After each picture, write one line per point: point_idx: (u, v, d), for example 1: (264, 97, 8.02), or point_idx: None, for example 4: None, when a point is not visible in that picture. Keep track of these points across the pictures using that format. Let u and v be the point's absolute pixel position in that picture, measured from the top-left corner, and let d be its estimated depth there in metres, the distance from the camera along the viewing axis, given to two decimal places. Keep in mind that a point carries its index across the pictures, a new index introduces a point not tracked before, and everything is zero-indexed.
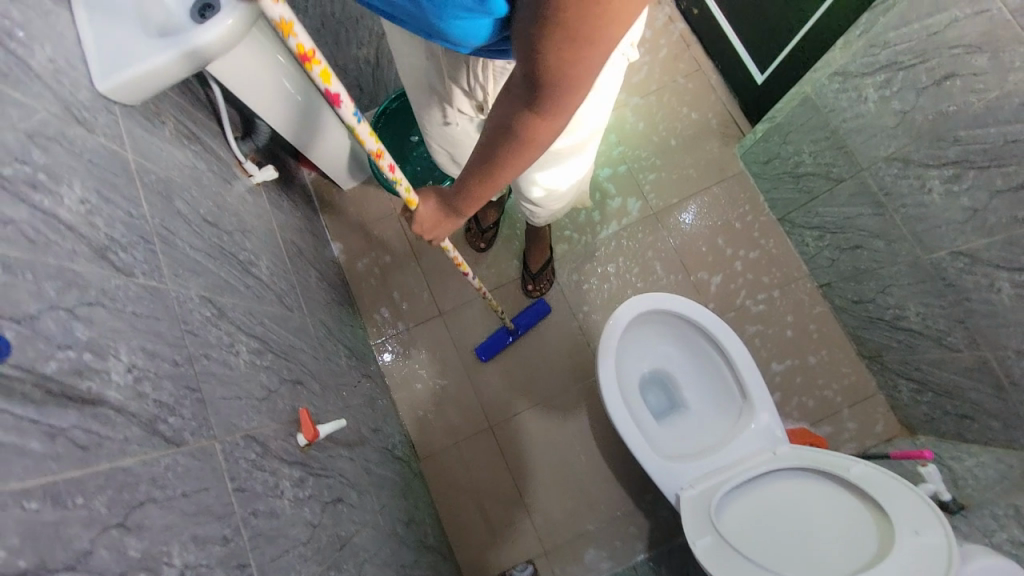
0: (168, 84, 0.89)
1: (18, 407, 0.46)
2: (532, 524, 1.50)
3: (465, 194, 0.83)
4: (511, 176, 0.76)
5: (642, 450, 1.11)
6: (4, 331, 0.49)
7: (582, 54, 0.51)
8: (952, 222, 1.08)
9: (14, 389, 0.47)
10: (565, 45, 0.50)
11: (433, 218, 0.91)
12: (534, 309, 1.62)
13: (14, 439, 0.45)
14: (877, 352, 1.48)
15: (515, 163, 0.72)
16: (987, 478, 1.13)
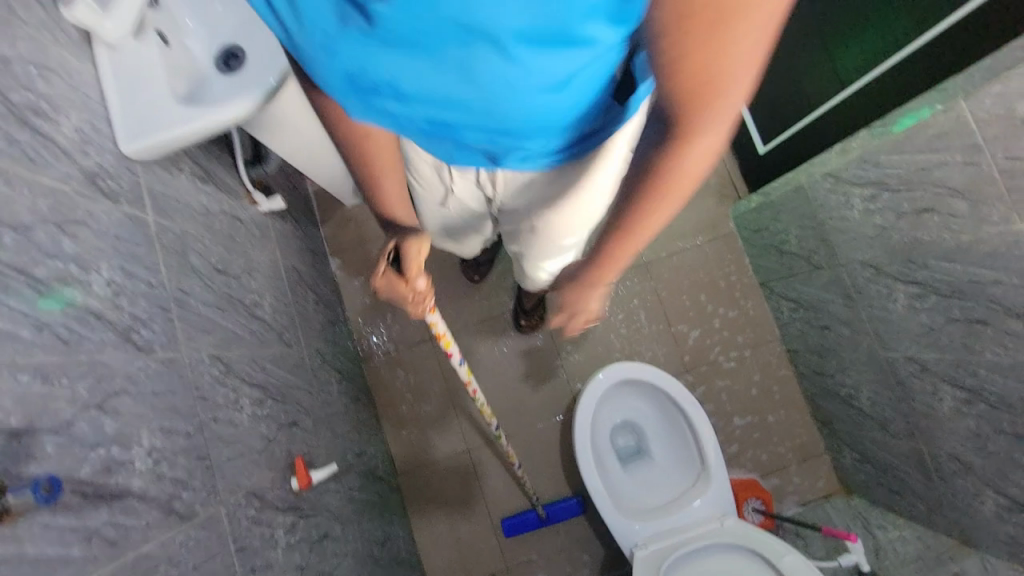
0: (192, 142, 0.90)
1: (60, 518, 0.53)
2: (497, 545, 1.62)
3: (595, 259, 0.80)
4: (662, 221, 0.69)
5: (604, 502, 1.23)
6: (47, 445, 0.55)
7: (722, 58, 0.44)
8: (912, 332, 1.18)
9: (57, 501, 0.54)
10: (705, 50, 0.43)
11: (569, 296, 0.88)
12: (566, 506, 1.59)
13: (58, 550, 0.53)
14: (827, 420, 1.61)
15: (663, 203, 0.65)
16: (906, 555, 1.28)
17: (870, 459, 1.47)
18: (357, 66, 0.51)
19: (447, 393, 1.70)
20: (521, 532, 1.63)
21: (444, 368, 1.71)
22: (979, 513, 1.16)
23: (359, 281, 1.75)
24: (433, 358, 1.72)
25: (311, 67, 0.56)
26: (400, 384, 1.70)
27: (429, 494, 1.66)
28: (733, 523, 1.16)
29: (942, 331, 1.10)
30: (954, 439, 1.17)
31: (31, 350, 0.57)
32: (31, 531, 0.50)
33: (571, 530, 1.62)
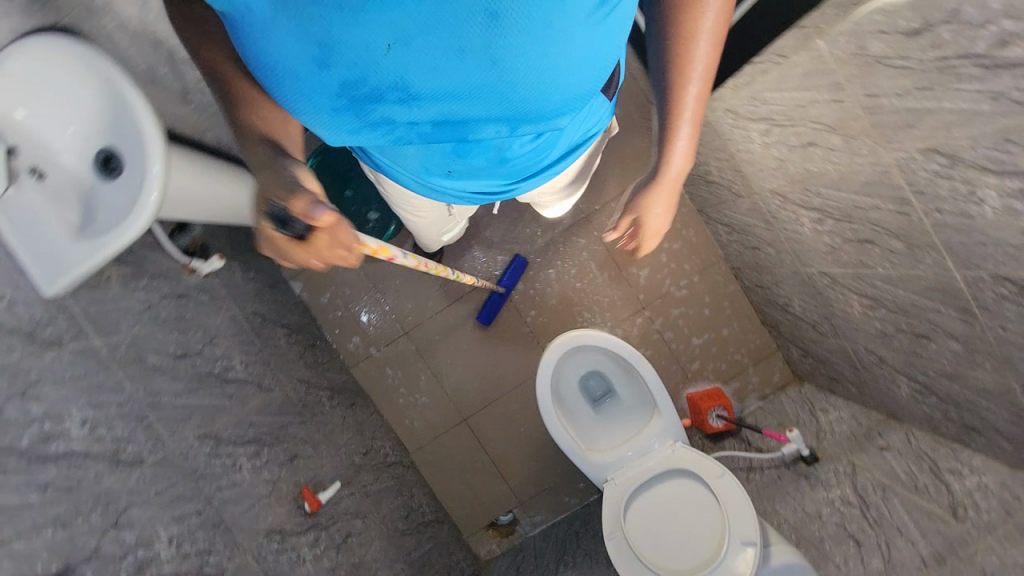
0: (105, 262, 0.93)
1: None
2: (508, 488, 1.89)
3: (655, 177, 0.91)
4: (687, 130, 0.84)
5: (573, 449, 1.44)
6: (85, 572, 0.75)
7: None
8: (820, 249, 1.27)
9: None
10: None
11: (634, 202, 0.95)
12: (514, 266, 1.79)
13: None
14: (773, 323, 1.75)
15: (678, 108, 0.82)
16: (840, 432, 1.49)
17: (811, 354, 1.64)
18: (374, 75, 0.63)
19: (431, 377, 1.87)
20: (526, 474, 1.89)
21: (424, 355, 1.86)
22: (893, 390, 1.33)
23: (325, 297, 1.84)
24: (412, 349, 1.86)
25: (310, 89, 0.67)
26: (389, 378, 1.87)
27: (442, 462, 1.90)
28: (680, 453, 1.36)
29: (842, 249, 1.19)
30: (866, 335, 1.31)
31: (42, 510, 0.74)
32: None
33: (566, 463, 1.87)
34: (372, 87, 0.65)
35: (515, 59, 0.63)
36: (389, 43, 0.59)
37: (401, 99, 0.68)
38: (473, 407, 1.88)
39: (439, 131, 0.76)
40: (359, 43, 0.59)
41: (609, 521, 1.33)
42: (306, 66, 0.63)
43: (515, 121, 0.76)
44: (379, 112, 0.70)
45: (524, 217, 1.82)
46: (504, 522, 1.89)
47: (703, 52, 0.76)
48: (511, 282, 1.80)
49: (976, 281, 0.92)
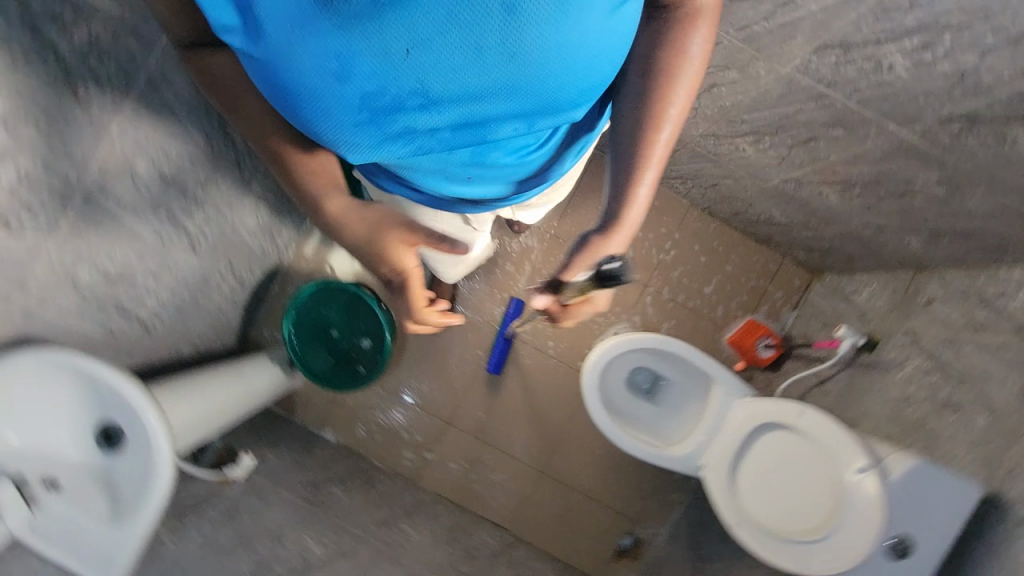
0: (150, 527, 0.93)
1: None
2: (617, 512, 1.85)
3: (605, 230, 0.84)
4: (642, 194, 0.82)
5: (659, 458, 1.40)
6: None
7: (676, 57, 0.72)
8: (771, 163, 1.27)
9: None
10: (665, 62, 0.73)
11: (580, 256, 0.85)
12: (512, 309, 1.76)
13: None
14: (767, 237, 1.70)
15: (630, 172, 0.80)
16: (882, 308, 1.45)
17: (815, 250, 1.62)
18: (393, 82, 0.60)
19: (490, 451, 1.84)
20: (625, 490, 1.85)
21: (475, 434, 1.84)
22: (908, 249, 1.32)
23: (358, 430, 1.82)
24: (460, 435, 1.84)
25: (330, 107, 0.64)
26: (456, 471, 1.84)
27: (543, 521, 1.86)
28: (748, 410, 1.35)
29: (792, 155, 1.19)
30: (856, 214, 1.30)
31: None
32: None
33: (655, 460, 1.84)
34: (393, 96, 0.62)
35: (532, 58, 0.59)
36: (408, 48, 0.57)
37: (421, 105, 0.64)
38: (544, 456, 1.85)
39: (456, 137, 0.70)
40: (377, 49, 0.57)
41: (721, 507, 1.32)
42: (326, 82, 0.61)
43: (538, 116, 0.70)
44: (400, 122, 0.66)
45: (495, 264, 1.81)
46: (628, 547, 1.84)
47: (675, 117, 0.76)
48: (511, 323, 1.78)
49: (930, 130, 0.92)
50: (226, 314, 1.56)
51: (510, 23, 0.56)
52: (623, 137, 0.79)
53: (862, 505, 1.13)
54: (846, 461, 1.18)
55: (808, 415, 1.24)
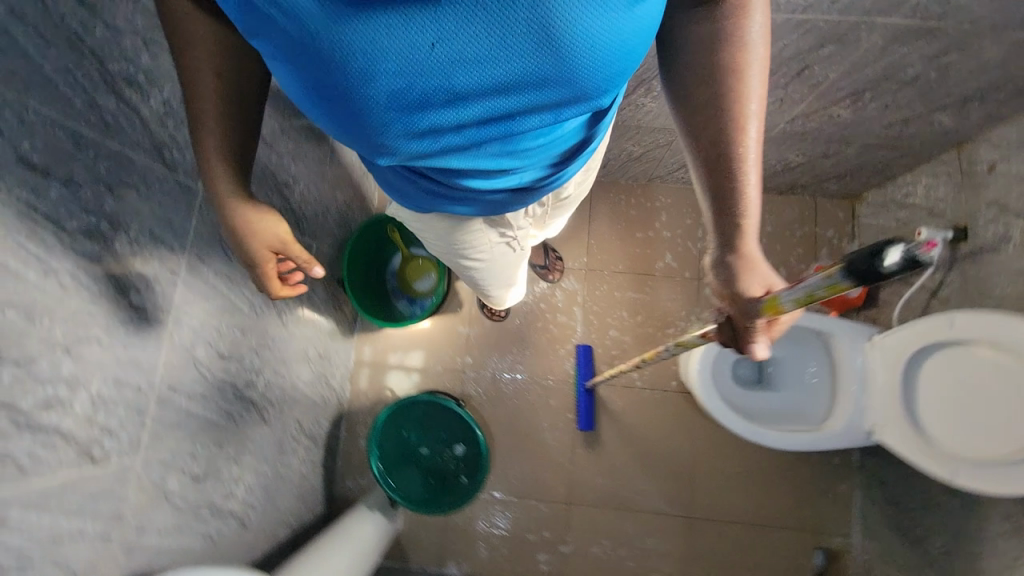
0: None
1: None
2: (789, 528, 1.60)
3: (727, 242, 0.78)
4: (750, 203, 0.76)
5: (824, 441, 1.24)
6: None
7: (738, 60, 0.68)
8: (770, 111, 1.27)
9: None
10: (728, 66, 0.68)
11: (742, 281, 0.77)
12: (582, 357, 1.67)
13: None
14: (791, 184, 1.67)
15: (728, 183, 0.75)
16: (947, 197, 1.37)
17: (844, 175, 1.58)
18: (418, 79, 0.57)
19: (625, 516, 1.64)
20: (785, 499, 1.62)
21: (602, 503, 1.64)
22: (942, 130, 1.28)
23: (479, 551, 1.62)
24: (586, 512, 1.64)
25: (357, 110, 0.62)
26: (601, 554, 1.61)
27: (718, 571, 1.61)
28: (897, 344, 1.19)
29: (789, 93, 1.20)
30: (873, 121, 1.28)
31: None
32: None
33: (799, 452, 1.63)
34: (420, 93, 0.59)
35: (561, 40, 0.56)
36: (433, 41, 0.54)
37: (447, 102, 0.61)
38: (684, 498, 1.64)
39: (481, 133, 0.66)
40: (403, 44, 0.54)
41: (912, 459, 1.14)
42: (350, 86, 0.58)
43: (566, 107, 0.67)
44: (428, 120, 0.63)
45: (546, 322, 1.74)
46: (824, 564, 1.57)
47: (757, 107, 0.70)
48: (589, 372, 1.66)
49: (917, 6, 0.93)
50: (308, 479, 1.46)
51: (538, 16, 0.53)
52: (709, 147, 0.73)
53: None
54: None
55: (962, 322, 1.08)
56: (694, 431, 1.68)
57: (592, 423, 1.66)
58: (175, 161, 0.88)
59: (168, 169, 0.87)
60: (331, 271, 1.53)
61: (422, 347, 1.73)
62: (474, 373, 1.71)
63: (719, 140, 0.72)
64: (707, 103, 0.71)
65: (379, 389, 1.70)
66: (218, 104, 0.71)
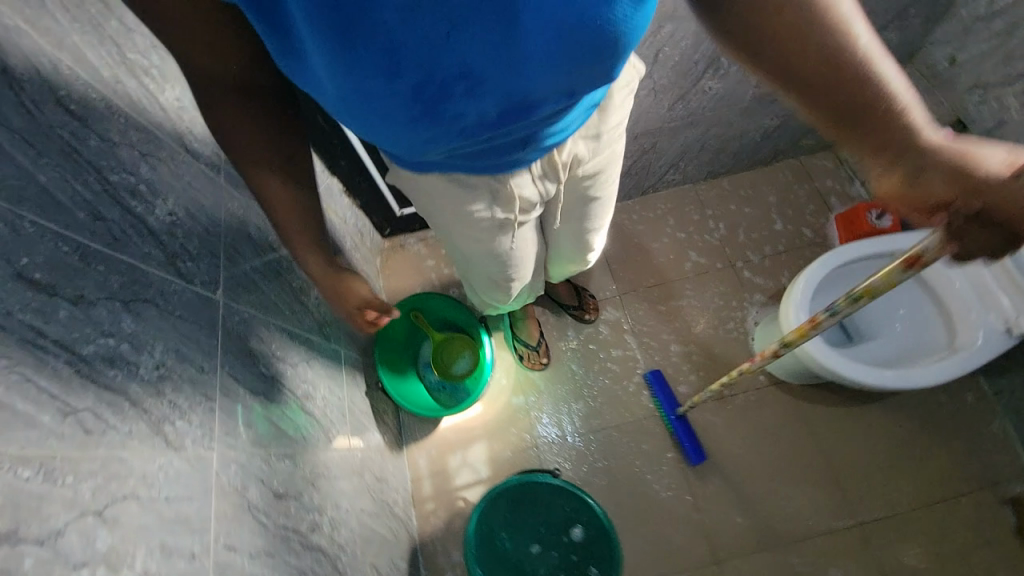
0: None
1: None
2: (965, 495, 1.36)
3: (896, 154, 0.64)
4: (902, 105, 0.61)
5: (975, 360, 1.07)
6: None
7: None
8: (740, 79, 1.33)
9: None
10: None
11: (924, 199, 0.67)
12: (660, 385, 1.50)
13: None
14: (775, 151, 1.71)
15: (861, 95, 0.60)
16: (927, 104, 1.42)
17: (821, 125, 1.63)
18: (440, 67, 0.53)
19: (783, 549, 1.35)
20: (942, 462, 1.39)
21: (751, 545, 1.36)
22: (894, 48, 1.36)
23: None
24: (738, 563, 1.35)
25: (381, 108, 0.58)
26: None
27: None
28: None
29: None
30: None
31: None
32: None
33: (927, 403, 1.45)
34: (441, 81, 0.55)
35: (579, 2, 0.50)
36: (450, 22, 0.49)
37: (465, 93, 0.57)
38: (837, 503, 1.39)
39: (499, 117, 0.62)
40: (419, 34, 0.49)
41: None
42: (371, 86, 0.55)
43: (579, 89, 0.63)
44: (452, 109, 0.59)
45: (603, 361, 1.58)
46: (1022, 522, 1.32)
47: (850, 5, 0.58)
48: (672, 400, 1.48)
49: None
50: None
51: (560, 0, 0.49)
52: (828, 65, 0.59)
53: None
54: None
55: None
56: (809, 421, 1.47)
57: (699, 453, 1.42)
58: (190, 272, 0.78)
59: (184, 281, 0.76)
60: (366, 379, 1.37)
61: (484, 437, 1.52)
62: (549, 444, 1.49)
63: (836, 59, 0.58)
64: (805, 25, 0.57)
65: (451, 501, 1.45)
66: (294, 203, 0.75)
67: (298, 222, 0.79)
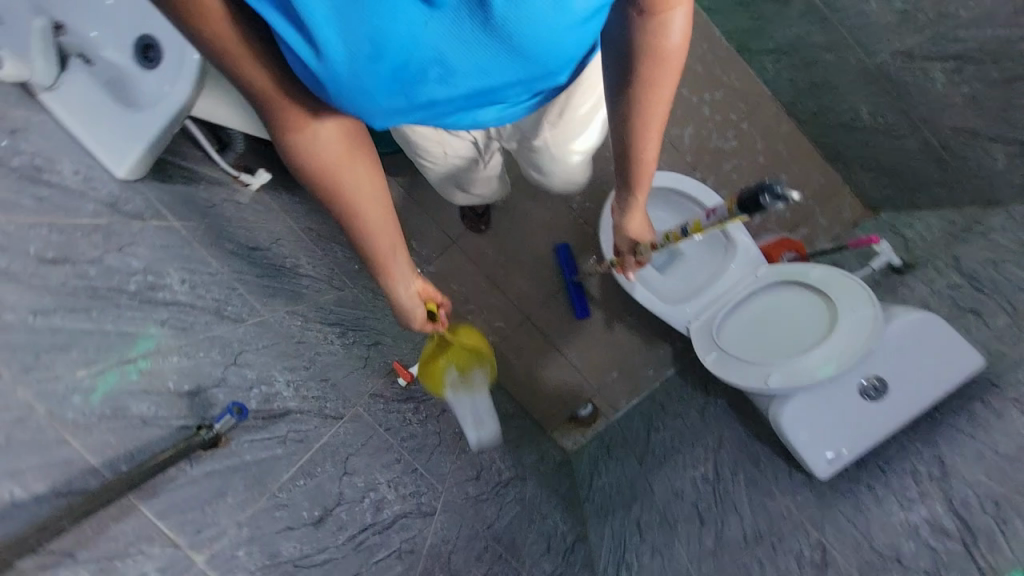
0: (150, 145, 0.95)
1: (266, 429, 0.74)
2: (584, 376, 1.89)
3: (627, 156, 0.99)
4: (649, 144, 0.96)
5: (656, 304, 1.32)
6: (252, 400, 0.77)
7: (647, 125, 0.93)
8: (889, 25, 1.18)
9: (256, 422, 0.73)
10: (641, 126, 0.93)
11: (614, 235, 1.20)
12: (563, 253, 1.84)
13: (272, 442, 0.73)
14: (839, 152, 1.62)
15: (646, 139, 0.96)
16: (933, 237, 1.37)
17: (883, 171, 1.53)
18: (416, 54, 0.57)
19: (489, 279, 1.88)
20: (600, 358, 1.89)
21: (477, 262, 1.87)
22: (993, 169, 1.21)
23: None
24: (464, 256, 1.87)
25: (366, 73, 0.57)
26: (450, 291, 1.88)
27: (515, 363, 1.90)
28: (794, 269, 1.15)
29: (919, 8, 1.10)
30: (955, 111, 1.19)
31: (180, 322, 0.77)
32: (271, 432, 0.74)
33: (637, 339, 1.88)
34: (415, 70, 0.59)
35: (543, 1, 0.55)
36: (427, 19, 0.54)
37: (440, 79, 0.62)
38: (535, 303, 1.89)
39: (470, 103, 0.70)
40: (401, 32, 0.54)
41: (697, 346, 1.22)
42: (378, 88, 0.59)
43: (535, 82, 0.69)
44: (422, 94, 0.63)
45: None
46: (585, 415, 1.87)
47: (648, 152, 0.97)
48: (571, 266, 1.84)
49: None
50: None
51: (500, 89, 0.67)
52: (614, 113, 0.94)
53: (856, 330, 0.94)
54: (843, 301, 1.00)
55: (822, 272, 1.09)
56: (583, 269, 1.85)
57: (580, 312, 1.84)
58: None
59: None
60: None
61: None
62: None
63: (642, 167, 1.00)
64: (638, 154, 0.98)
65: None
66: (353, 184, 0.73)
67: (380, 222, 0.78)
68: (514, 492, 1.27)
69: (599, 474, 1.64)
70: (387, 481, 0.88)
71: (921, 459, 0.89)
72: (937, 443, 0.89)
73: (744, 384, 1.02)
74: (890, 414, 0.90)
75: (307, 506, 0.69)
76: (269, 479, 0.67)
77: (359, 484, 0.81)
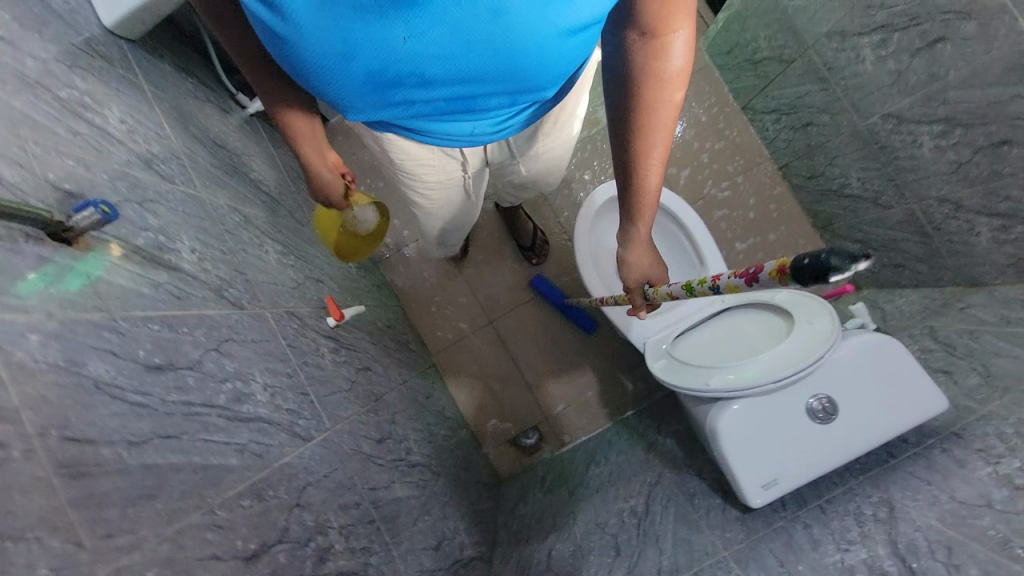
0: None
1: (138, 266, 0.66)
2: (534, 396, 1.76)
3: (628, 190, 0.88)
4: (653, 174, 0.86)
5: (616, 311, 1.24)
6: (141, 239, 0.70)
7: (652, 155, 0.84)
8: (882, 86, 1.24)
9: (132, 253, 0.66)
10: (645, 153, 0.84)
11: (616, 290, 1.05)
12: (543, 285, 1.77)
13: (139, 281, 0.64)
14: (828, 221, 1.62)
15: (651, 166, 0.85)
16: (911, 311, 1.32)
17: (867, 244, 1.51)
18: (392, 63, 0.61)
19: (461, 274, 1.83)
20: (555, 381, 1.77)
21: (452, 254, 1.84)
22: (975, 245, 1.19)
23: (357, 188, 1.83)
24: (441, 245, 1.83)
25: (342, 78, 0.63)
26: (418, 277, 1.82)
27: (466, 366, 1.78)
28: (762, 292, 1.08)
29: (910, 70, 1.16)
30: (938, 180, 1.20)
31: (97, 144, 0.73)
32: (145, 272, 0.66)
33: (598, 370, 1.77)
34: (393, 74, 0.63)
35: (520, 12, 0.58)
36: (405, 35, 0.58)
37: (417, 84, 0.66)
38: (501, 309, 1.81)
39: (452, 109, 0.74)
40: (379, 37, 0.58)
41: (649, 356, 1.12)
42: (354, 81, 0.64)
43: (521, 96, 0.74)
44: (399, 96, 0.68)
45: None
46: (528, 443, 1.70)
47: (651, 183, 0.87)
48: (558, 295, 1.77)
49: None
50: None
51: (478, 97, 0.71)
52: (616, 150, 0.87)
53: (812, 340, 0.86)
54: (801, 316, 0.92)
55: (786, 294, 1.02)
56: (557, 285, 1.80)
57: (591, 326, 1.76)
58: None
59: None
60: None
61: None
62: None
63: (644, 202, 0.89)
64: (640, 189, 0.88)
65: None
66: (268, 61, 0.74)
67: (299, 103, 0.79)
68: (417, 475, 1.13)
69: (523, 498, 1.46)
70: (264, 384, 0.77)
71: (867, 500, 0.77)
72: (887, 487, 0.78)
73: (679, 386, 0.92)
74: (835, 441, 0.80)
75: (147, 347, 0.59)
76: (116, 302, 0.59)
77: (226, 368, 0.71)
